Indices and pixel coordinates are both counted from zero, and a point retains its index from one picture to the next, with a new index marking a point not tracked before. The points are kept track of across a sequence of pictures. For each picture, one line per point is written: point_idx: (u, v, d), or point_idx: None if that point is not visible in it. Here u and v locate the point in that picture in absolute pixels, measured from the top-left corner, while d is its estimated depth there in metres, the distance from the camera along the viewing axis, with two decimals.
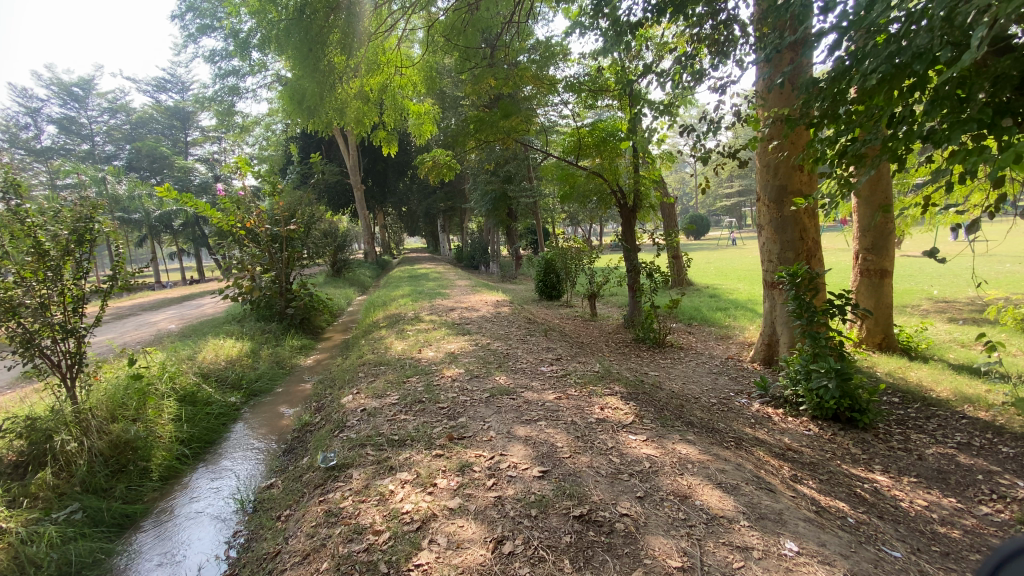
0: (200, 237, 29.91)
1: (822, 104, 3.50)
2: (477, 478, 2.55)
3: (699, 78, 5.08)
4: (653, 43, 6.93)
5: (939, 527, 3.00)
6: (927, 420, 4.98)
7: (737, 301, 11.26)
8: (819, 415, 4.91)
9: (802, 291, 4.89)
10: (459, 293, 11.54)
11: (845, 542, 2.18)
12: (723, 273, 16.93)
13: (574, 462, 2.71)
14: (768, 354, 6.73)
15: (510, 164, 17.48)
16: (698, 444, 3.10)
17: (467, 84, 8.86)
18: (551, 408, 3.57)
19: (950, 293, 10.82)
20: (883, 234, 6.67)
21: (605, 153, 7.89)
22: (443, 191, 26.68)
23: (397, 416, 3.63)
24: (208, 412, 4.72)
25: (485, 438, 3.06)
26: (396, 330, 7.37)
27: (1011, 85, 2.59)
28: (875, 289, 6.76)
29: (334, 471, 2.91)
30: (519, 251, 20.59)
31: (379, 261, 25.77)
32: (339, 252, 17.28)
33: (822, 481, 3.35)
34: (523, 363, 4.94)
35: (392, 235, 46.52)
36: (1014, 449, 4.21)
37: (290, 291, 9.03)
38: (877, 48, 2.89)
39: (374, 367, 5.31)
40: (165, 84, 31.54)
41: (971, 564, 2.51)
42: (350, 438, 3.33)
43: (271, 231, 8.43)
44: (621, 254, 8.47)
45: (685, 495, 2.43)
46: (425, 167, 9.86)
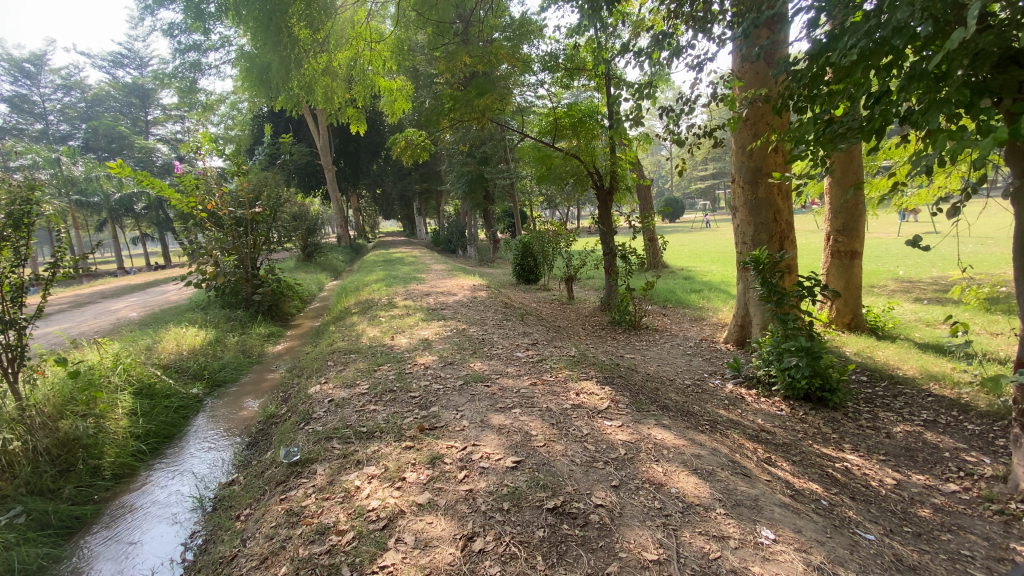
0: (164, 221, 28.69)
1: (800, 85, 3.44)
2: (448, 471, 2.45)
3: (677, 57, 4.98)
4: (630, 21, 6.77)
5: (909, 507, 3.05)
6: (893, 398, 5.10)
7: (711, 283, 11.37)
8: (791, 395, 4.97)
9: (769, 275, 4.90)
10: (435, 278, 11.33)
11: (821, 528, 2.16)
12: (697, 255, 17.10)
13: (548, 451, 2.63)
14: (741, 335, 6.79)
15: (486, 145, 17.19)
16: (674, 430, 3.05)
17: (441, 61, 8.54)
18: (525, 394, 3.48)
19: (914, 273, 11.15)
20: (854, 215, 6.74)
21: (581, 134, 7.84)
22: (418, 173, 26.14)
23: (366, 406, 3.49)
24: (166, 405, 4.50)
25: (457, 428, 2.95)
26: (368, 316, 7.17)
27: (991, 62, 2.51)
28: (845, 270, 6.86)
29: (297, 467, 2.77)
30: (497, 234, 20.35)
31: (353, 245, 25.22)
32: (310, 235, 16.79)
33: (796, 463, 3.36)
34: (499, 348, 4.83)
35: (367, 218, 45.70)
36: (977, 426, 4.34)
37: (257, 277, 8.70)
38: (856, 26, 2.84)
39: (344, 355, 5.13)
40: (121, 59, 29.84)
41: (941, 544, 2.54)
42: (316, 431, 3.18)
43: (235, 214, 8.07)
44: (598, 237, 8.39)
45: (660, 482, 2.37)
46: (397, 147, 9.55)
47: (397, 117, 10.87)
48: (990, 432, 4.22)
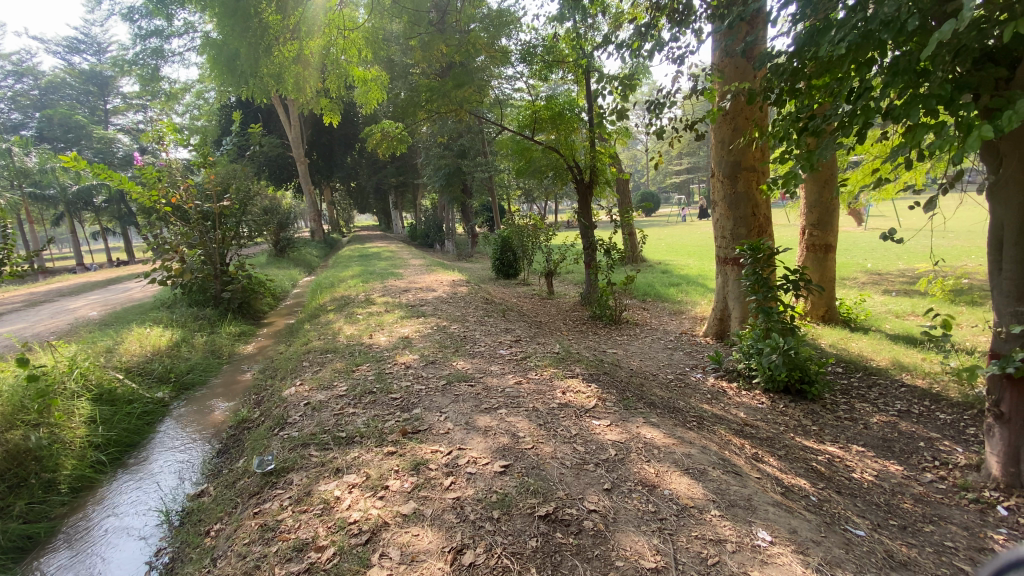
0: (127, 215, 27.48)
1: (783, 79, 3.41)
2: (433, 478, 2.34)
3: (659, 49, 4.92)
4: (610, 12, 6.70)
5: (892, 498, 3.08)
6: (868, 389, 5.20)
7: (689, 277, 11.47)
8: (771, 387, 5.00)
9: (760, 267, 4.95)
10: (413, 273, 11.12)
11: (815, 527, 2.13)
12: (674, 249, 17.28)
13: (537, 453, 2.54)
14: (720, 328, 6.84)
15: (464, 138, 17.01)
16: (662, 428, 3.00)
17: (416, 50, 8.31)
18: (511, 394, 3.38)
19: (883, 266, 11.46)
20: (829, 210, 6.83)
21: (560, 127, 7.77)
22: (394, 166, 25.68)
23: (344, 410, 3.33)
24: (129, 412, 4.26)
25: (441, 431, 2.84)
26: (344, 314, 6.96)
27: (972, 57, 2.48)
28: (820, 263, 6.98)
29: (272, 477, 2.61)
30: (475, 228, 20.16)
31: (327, 240, 24.66)
32: (281, 230, 16.30)
33: (782, 457, 3.36)
34: (481, 346, 4.71)
35: (341, 212, 44.83)
36: (949, 415, 4.45)
37: (226, 273, 8.37)
38: (843, 20, 2.79)
39: (320, 355, 4.94)
40: (77, 45, 28.32)
41: (926, 536, 2.55)
42: (291, 437, 3.03)
43: (201, 207, 7.74)
44: (578, 231, 8.30)
45: (653, 484, 2.31)
46: (373, 139, 9.31)
47: (372, 108, 10.59)
48: (962, 421, 4.33)
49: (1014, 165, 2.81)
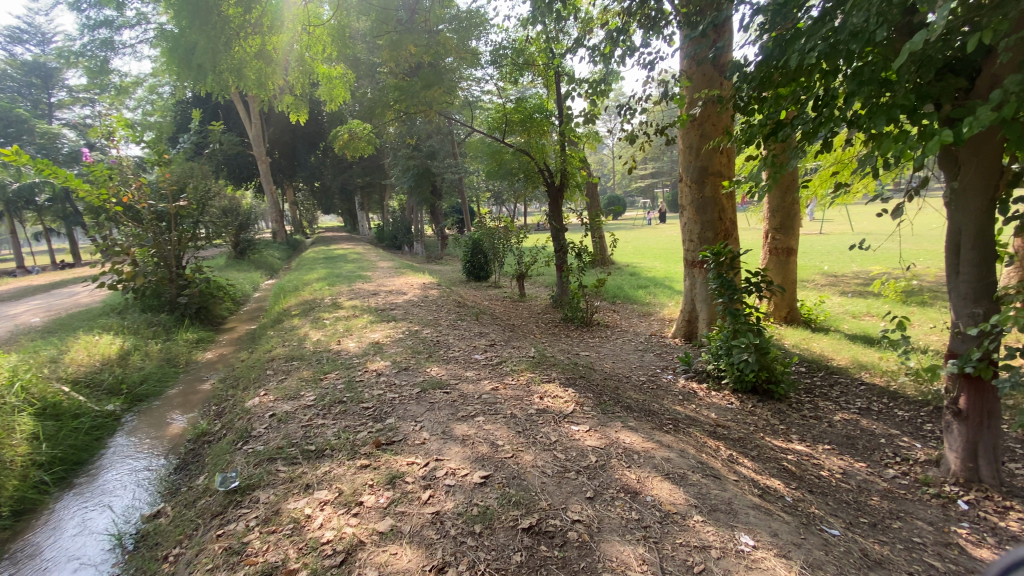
0: (73, 215, 25.87)
1: (752, 86, 3.46)
2: (410, 492, 2.24)
3: (630, 55, 4.95)
4: (580, 16, 6.73)
5: (860, 495, 3.17)
6: (830, 387, 5.38)
7: (656, 279, 11.66)
8: (740, 388, 5.10)
9: (724, 270, 5.05)
10: (381, 276, 10.87)
11: (794, 529, 2.15)
12: (641, 252, 17.57)
13: (517, 462, 2.48)
14: (689, 330, 6.96)
15: (433, 139, 16.82)
16: (641, 432, 2.99)
17: (384, 49, 8.13)
18: (488, 400, 3.31)
19: (838, 268, 11.96)
20: (790, 214, 7.07)
21: (531, 130, 7.76)
22: (361, 166, 25.18)
23: (312, 421, 3.18)
24: (75, 427, 3.95)
25: (417, 441, 2.74)
26: (310, 318, 6.72)
27: (935, 68, 2.56)
28: (782, 266, 7.21)
29: (236, 495, 2.45)
30: (444, 230, 19.96)
31: (290, 242, 23.92)
32: (242, 231, 15.67)
33: (755, 458, 3.41)
34: (455, 351, 4.62)
35: (305, 213, 43.66)
36: (907, 412, 4.64)
37: (182, 277, 7.96)
38: (813, 30, 2.84)
39: (285, 362, 4.73)
40: (19, 34, 26.53)
41: (895, 533, 2.63)
42: (256, 452, 2.86)
43: (155, 208, 7.39)
44: (549, 234, 8.28)
45: (635, 490, 2.28)
46: (339, 138, 9.04)
47: (337, 106, 10.32)
48: (918, 417, 4.53)
49: (970, 174, 2.95)
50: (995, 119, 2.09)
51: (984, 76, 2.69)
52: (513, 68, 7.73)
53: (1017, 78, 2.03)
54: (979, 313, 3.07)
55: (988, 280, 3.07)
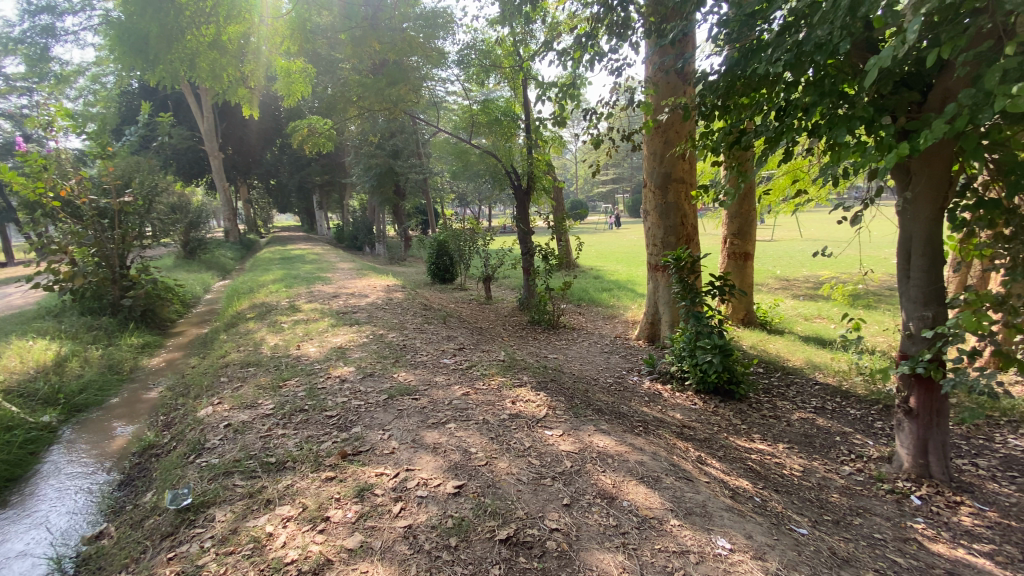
0: (3, 210, 23.94)
1: (717, 95, 3.53)
2: (381, 505, 2.14)
3: (597, 60, 4.98)
4: (548, 19, 6.73)
5: (821, 493, 3.27)
6: (787, 387, 5.57)
7: (620, 282, 11.84)
8: (702, 389, 5.20)
9: (685, 275, 5.15)
10: (342, 278, 10.54)
11: (767, 530, 2.17)
12: (604, 255, 17.82)
13: (491, 470, 2.41)
14: (652, 332, 7.07)
15: (397, 138, 16.50)
16: (614, 435, 2.97)
17: (347, 45, 7.90)
18: (459, 406, 3.23)
19: (790, 273, 12.50)
20: (748, 220, 7.31)
21: (498, 132, 7.72)
22: (320, 164, 24.44)
23: (271, 431, 3.01)
24: (7, 440, 3.59)
25: (385, 451, 2.62)
26: (267, 322, 6.41)
27: (892, 81, 2.67)
28: (740, 270, 7.44)
29: (189, 513, 2.27)
30: (407, 232, 19.61)
31: (244, 242, 22.93)
32: (192, 229, 14.86)
33: (722, 459, 3.47)
34: (423, 356, 4.50)
35: (260, 211, 42.03)
36: (858, 411, 4.87)
37: (126, 278, 7.46)
38: (779, 40, 2.90)
39: (241, 369, 4.48)
40: None
41: (857, 530, 2.74)
42: (210, 465, 2.67)
43: (98, 203, 6.89)
44: (516, 236, 8.23)
45: (611, 495, 2.26)
46: (298, 134, 8.70)
47: (295, 101, 9.96)
48: (869, 415, 4.75)
49: (923, 183, 3.11)
50: (948, 131, 2.19)
51: (938, 90, 2.82)
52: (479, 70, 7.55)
53: (969, 92, 2.13)
54: (929, 316, 3.24)
55: (937, 286, 3.25)
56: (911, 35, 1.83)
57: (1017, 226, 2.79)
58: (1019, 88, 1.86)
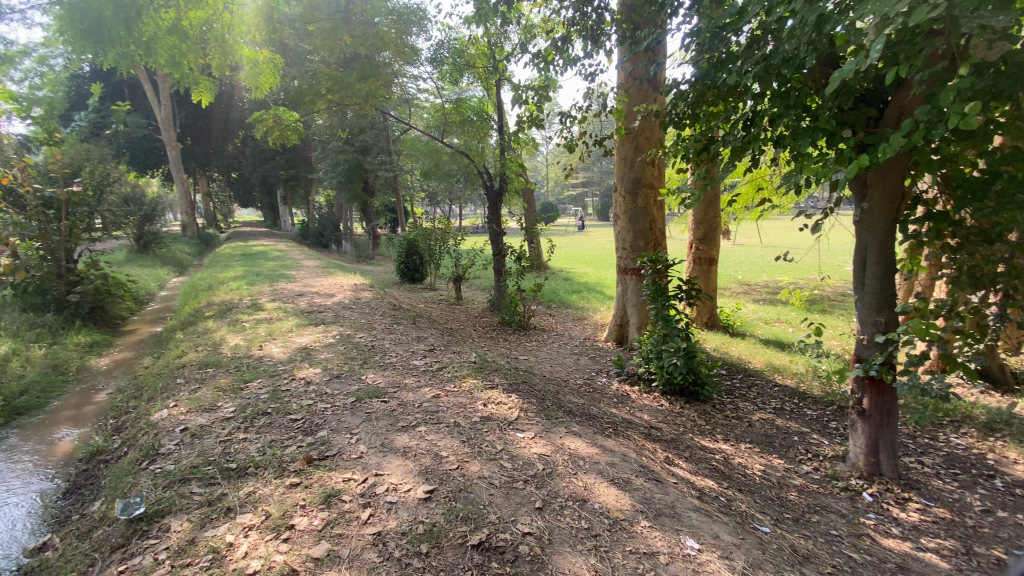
0: None
1: (687, 103, 3.60)
2: (349, 512, 2.08)
3: (571, 65, 5.02)
4: (522, 21, 6.75)
5: (781, 491, 3.38)
6: (749, 388, 5.74)
7: (589, 285, 11.96)
8: (669, 390, 5.30)
9: (654, 278, 5.24)
10: (308, 276, 10.23)
11: (733, 530, 2.22)
12: (574, 258, 17.99)
13: (463, 474, 2.38)
14: (620, 334, 7.15)
15: (367, 134, 16.21)
16: (585, 437, 2.99)
17: (317, 37, 7.70)
18: (430, 409, 3.18)
19: (751, 278, 12.94)
20: (713, 226, 7.50)
21: (470, 132, 7.67)
22: (285, 158, 23.75)
23: (232, 436, 2.88)
24: None
25: (353, 456, 2.55)
26: (227, 321, 6.17)
27: (853, 96, 2.79)
28: (704, 275, 7.64)
29: (141, 523, 2.14)
30: (376, 230, 19.27)
31: (203, 236, 22.00)
32: (147, 222, 14.13)
33: (688, 459, 3.54)
34: (392, 357, 4.41)
35: (220, 205, 40.46)
36: (814, 411, 5.07)
37: (73, 272, 7.02)
38: (749, 52, 2.98)
39: (199, 369, 4.28)
40: None
41: (815, 526, 2.85)
42: (165, 472, 2.53)
43: (43, 192, 6.45)
44: (488, 237, 8.18)
45: (583, 498, 2.26)
46: (263, 127, 8.41)
47: (261, 93, 9.67)
48: (824, 416, 4.96)
49: (878, 196, 3.26)
50: (905, 145, 2.29)
51: (894, 107, 2.97)
52: (452, 69, 7.50)
53: (925, 109, 2.24)
54: (882, 322, 3.40)
55: (890, 292, 3.41)
56: (875, 53, 1.90)
57: (962, 237, 2.96)
58: (970, 107, 1.96)
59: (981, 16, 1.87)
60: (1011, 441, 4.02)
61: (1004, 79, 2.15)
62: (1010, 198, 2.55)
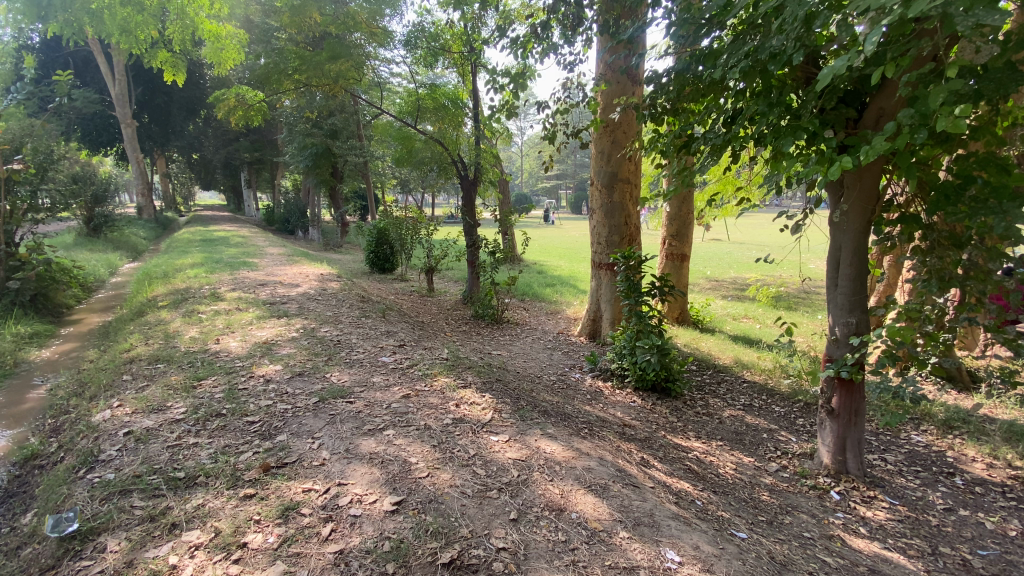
0: None
1: (668, 96, 3.48)
2: (309, 527, 1.92)
3: (550, 53, 4.87)
4: (500, 7, 6.53)
5: (753, 491, 3.38)
6: (719, 384, 5.78)
7: (562, 278, 11.91)
8: (641, 386, 5.28)
9: (630, 273, 5.17)
10: (272, 264, 9.80)
11: (713, 539, 2.15)
12: (548, 250, 17.93)
13: (433, 483, 2.24)
14: (593, 328, 7.11)
15: (336, 117, 15.66)
16: (560, 439, 2.89)
17: (285, 14, 7.33)
18: (399, 410, 3.03)
19: (719, 274, 13.20)
20: (686, 223, 7.50)
21: (444, 119, 7.43)
22: (250, 140, 22.82)
23: (182, 440, 2.66)
24: None
25: (314, 463, 2.38)
26: (182, 311, 5.80)
27: (835, 96, 2.73)
28: (677, 271, 7.66)
29: (74, 543, 1.92)
30: (345, 217, 18.73)
31: (161, 220, 20.91)
32: (98, 204, 13.26)
33: (663, 460, 3.50)
34: (359, 353, 4.22)
35: (179, 187, 38.63)
36: (782, 408, 5.14)
37: (12, 256, 6.47)
38: (735, 45, 2.88)
39: (149, 365, 3.98)
40: None
41: (789, 529, 2.85)
42: (104, 482, 2.30)
43: None
44: (461, 228, 7.98)
45: (560, 507, 2.16)
46: (224, 105, 7.93)
47: (224, 70, 9.19)
48: (792, 413, 5.03)
49: (854, 197, 3.23)
50: (888, 148, 2.23)
51: (873, 108, 2.95)
52: (427, 54, 7.22)
53: (910, 112, 2.19)
54: (854, 323, 3.43)
55: (862, 294, 3.43)
56: (869, 46, 1.82)
57: (933, 240, 2.93)
58: (960, 110, 1.91)
59: (975, 15, 1.81)
60: (968, 439, 4.16)
61: (987, 83, 2.12)
62: (984, 203, 2.52)
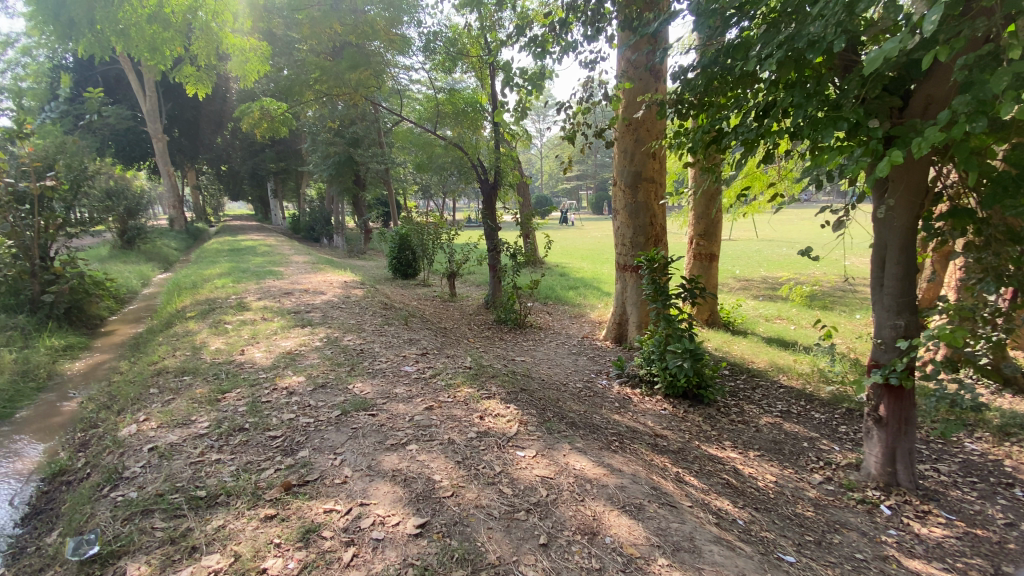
0: None
1: (695, 91, 3.31)
2: (330, 552, 1.84)
3: (569, 52, 4.74)
4: (518, 8, 6.42)
5: (796, 507, 3.18)
6: (753, 390, 5.54)
7: (586, 281, 11.73)
8: (672, 393, 5.08)
9: (657, 276, 4.98)
10: (296, 273, 9.89)
11: (759, 565, 1.99)
12: (570, 253, 17.72)
13: (458, 503, 2.14)
14: (619, 332, 6.92)
15: (357, 126, 15.82)
16: (590, 453, 2.76)
17: (305, 25, 7.38)
18: (422, 423, 2.94)
19: (748, 273, 12.81)
20: (714, 222, 7.25)
21: (463, 123, 7.38)
22: (275, 150, 23.30)
23: (205, 456, 2.63)
24: None
25: (336, 481, 2.31)
26: (209, 322, 5.87)
27: (880, 84, 2.52)
28: (705, 271, 7.42)
29: (94, 567, 1.88)
30: (368, 224, 18.90)
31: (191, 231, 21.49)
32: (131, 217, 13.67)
33: (698, 474, 3.33)
34: (382, 362, 4.17)
35: (208, 199, 39.76)
36: (822, 415, 4.89)
37: (48, 269, 6.66)
38: (767, 35, 2.70)
39: (175, 378, 4.01)
40: None
41: (839, 550, 2.65)
42: (127, 501, 2.27)
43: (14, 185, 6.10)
44: (483, 233, 7.91)
45: (592, 531, 2.03)
46: (249, 117, 8.05)
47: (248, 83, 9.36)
48: (833, 420, 4.77)
49: (900, 191, 3.00)
50: (942, 139, 2.01)
51: (919, 96, 2.75)
52: (445, 59, 7.18)
53: (966, 98, 1.99)
54: (902, 326, 3.19)
55: (910, 294, 3.19)
56: (927, 26, 1.62)
57: (989, 235, 2.69)
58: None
59: None
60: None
61: None
62: None
